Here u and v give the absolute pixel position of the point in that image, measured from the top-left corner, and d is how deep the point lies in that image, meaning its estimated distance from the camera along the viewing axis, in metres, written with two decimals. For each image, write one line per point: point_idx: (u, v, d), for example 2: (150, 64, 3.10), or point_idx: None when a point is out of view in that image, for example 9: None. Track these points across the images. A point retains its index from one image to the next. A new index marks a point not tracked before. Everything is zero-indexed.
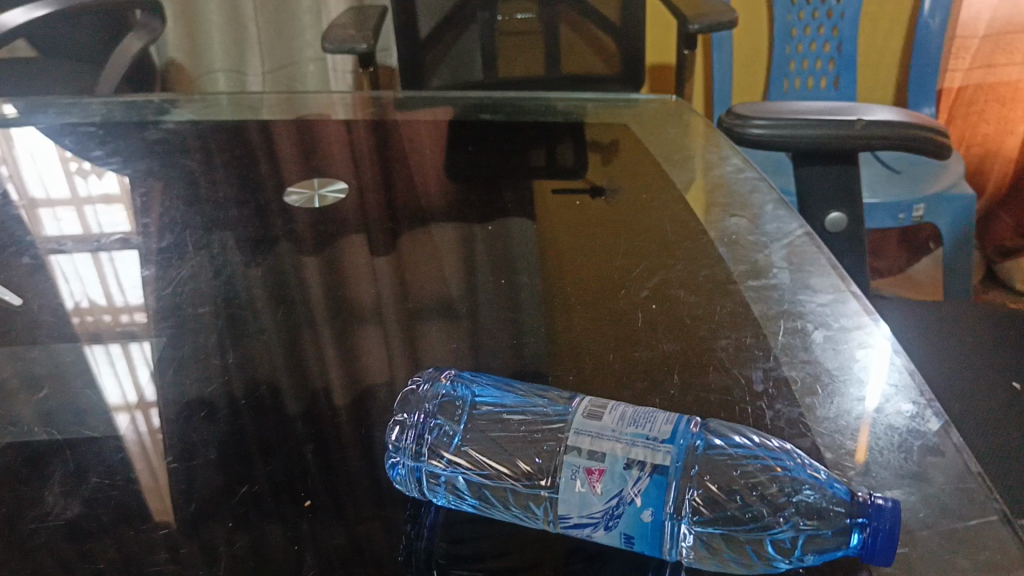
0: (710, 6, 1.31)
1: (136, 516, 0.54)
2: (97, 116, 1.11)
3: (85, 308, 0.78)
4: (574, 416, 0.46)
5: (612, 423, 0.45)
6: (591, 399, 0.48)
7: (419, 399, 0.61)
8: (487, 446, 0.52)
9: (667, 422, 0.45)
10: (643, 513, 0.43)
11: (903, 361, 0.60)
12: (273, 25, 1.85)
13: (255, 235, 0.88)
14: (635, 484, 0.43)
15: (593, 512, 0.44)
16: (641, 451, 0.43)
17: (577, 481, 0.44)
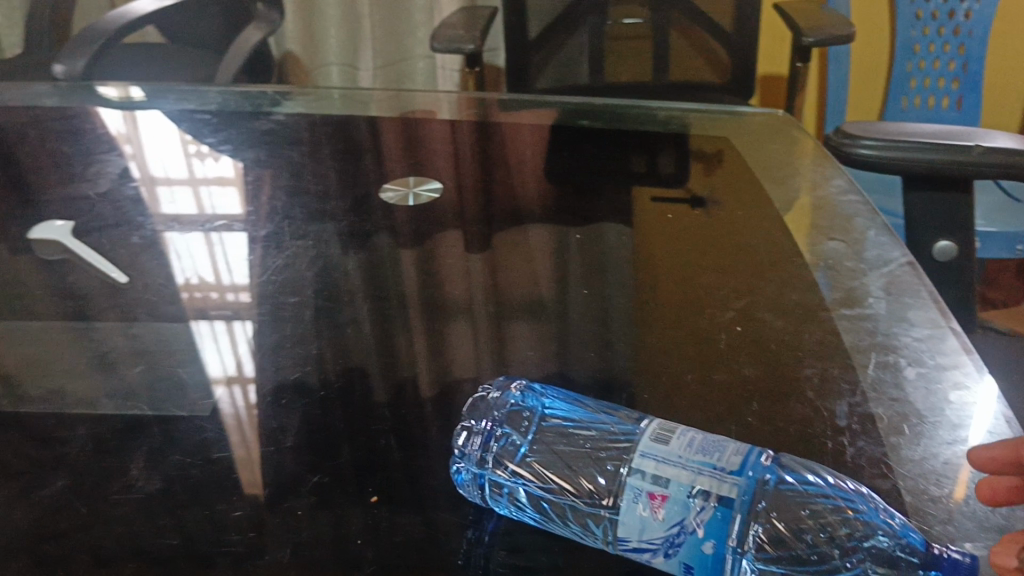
0: (826, 20, 1.27)
1: (227, 494, 0.58)
2: (213, 104, 1.16)
3: (194, 284, 0.82)
4: (641, 437, 0.47)
5: (679, 450, 0.46)
6: (660, 423, 0.49)
7: (485, 407, 0.64)
8: (551, 460, 0.55)
9: (735, 453, 0.46)
10: (705, 544, 0.44)
11: (1002, 407, 0.58)
12: (388, 21, 1.90)
13: (354, 229, 0.90)
14: (698, 513, 0.44)
15: (653, 538, 0.45)
16: (707, 481, 0.44)
17: (639, 504, 0.45)
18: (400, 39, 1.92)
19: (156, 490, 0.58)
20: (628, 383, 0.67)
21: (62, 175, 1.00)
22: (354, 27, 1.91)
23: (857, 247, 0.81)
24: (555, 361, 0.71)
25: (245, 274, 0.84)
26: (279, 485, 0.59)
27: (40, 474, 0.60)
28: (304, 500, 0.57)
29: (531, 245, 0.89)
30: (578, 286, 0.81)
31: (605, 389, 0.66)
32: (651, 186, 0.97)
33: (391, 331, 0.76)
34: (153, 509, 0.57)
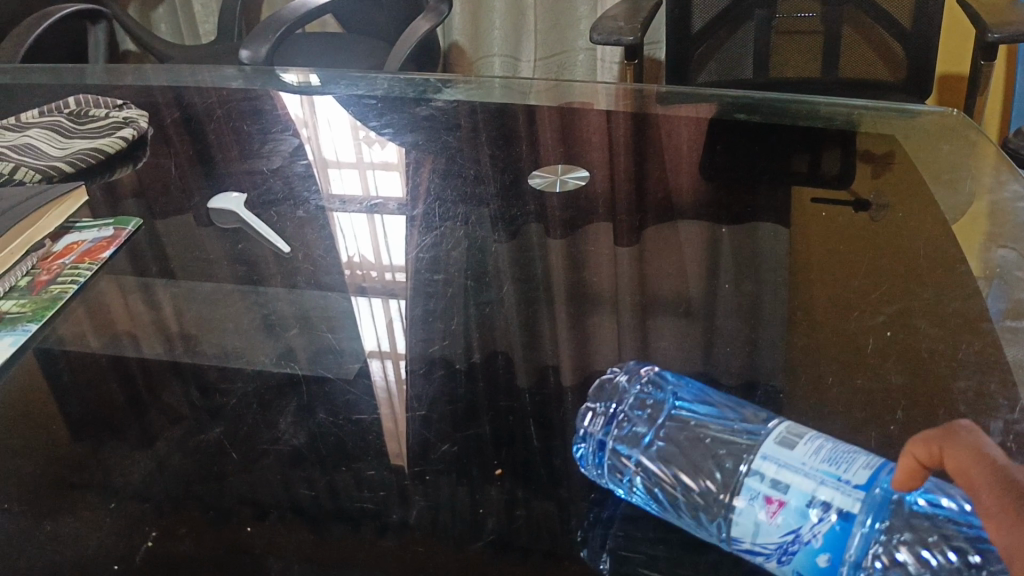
0: (1018, 16, 1.19)
1: (368, 454, 0.62)
2: (380, 90, 1.22)
3: (356, 262, 0.87)
4: (767, 441, 0.47)
5: (805, 457, 0.45)
6: (789, 426, 0.49)
7: (614, 392, 0.67)
8: (675, 452, 0.56)
9: (864, 467, 0.45)
10: (819, 556, 0.43)
11: None
12: (553, 15, 1.92)
13: (503, 212, 0.93)
14: (815, 525, 0.43)
15: (767, 543, 0.45)
16: (829, 492, 0.44)
17: (756, 507, 0.45)
18: (564, 32, 1.94)
19: (306, 446, 0.63)
20: (763, 383, 0.66)
21: (243, 151, 1.08)
22: (518, 18, 1.94)
23: None
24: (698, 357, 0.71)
25: (403, 254, 0.88)
26: (425, 452, 0.62)
27: (209, 420, 0.67)
28: (446, 473, 0.61)
29: (684, 240, 0.88)
30: (726, 285, 0.80)
31: (751, 385, 0.66)
32: (810, 186, 0.94)
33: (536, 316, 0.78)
34: (299, 464, 0.62)
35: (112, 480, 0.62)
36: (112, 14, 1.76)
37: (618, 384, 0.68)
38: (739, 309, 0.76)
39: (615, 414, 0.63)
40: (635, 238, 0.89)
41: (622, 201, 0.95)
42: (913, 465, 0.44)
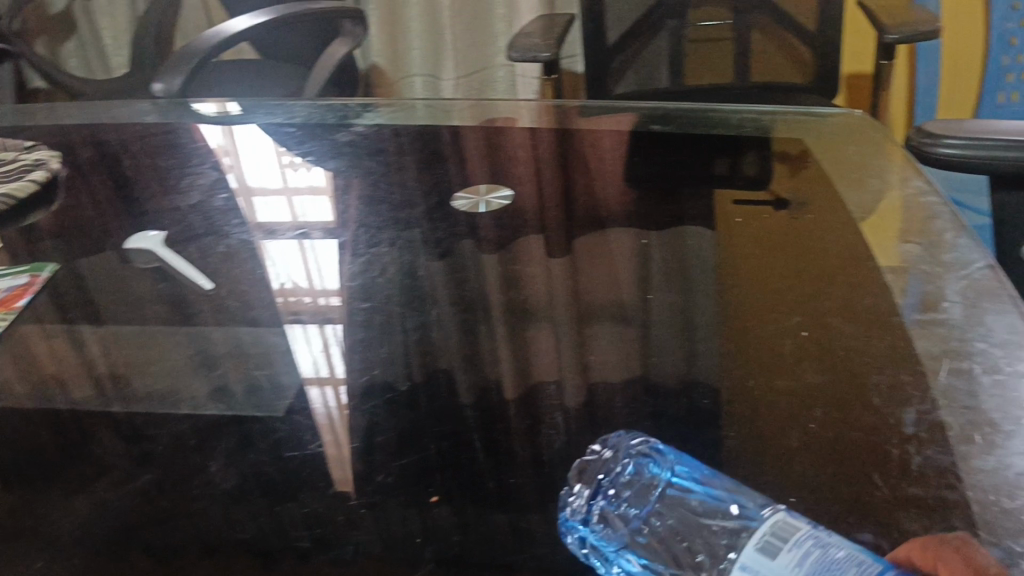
0: (913, 16, 1.24)
1: (303, 489, 0.62)
2: (299, 116, 1.21)
3: (289, 289, 0.86)
4: (749, 543, 0.41)
5: (790, 567, 0.39)
6: (784, 518, 0.42)
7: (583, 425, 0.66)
8: (667, 551, 0.53)
9: None
10: None
11: None
12: (471, 32, 1.93)
13: (431, 235, 0.93)
14: None
15: None
16: None
17: None
18: (482, 49, 1.95)
19: (246, 486, 0.63)
20: (692, 392, 0.69)
21: (164, 187, 1.06)
22: (437, 36, 1.95)
23: (936, 249, 0.78)
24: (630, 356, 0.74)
25: (335, 278, 0.87)
26: (373, 480, 0.63)
27: (138, 467, 0.65)
28: (394, 501, 0.61)
29: (616, 246, 0.89)
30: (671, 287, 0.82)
31: (688, 394, 0.68)
32: (732, 188, 0.96)
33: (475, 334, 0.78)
34: (236, 505, 0.61)
35: (39, 536, 0.60)
36: (19, 52, 1.71)
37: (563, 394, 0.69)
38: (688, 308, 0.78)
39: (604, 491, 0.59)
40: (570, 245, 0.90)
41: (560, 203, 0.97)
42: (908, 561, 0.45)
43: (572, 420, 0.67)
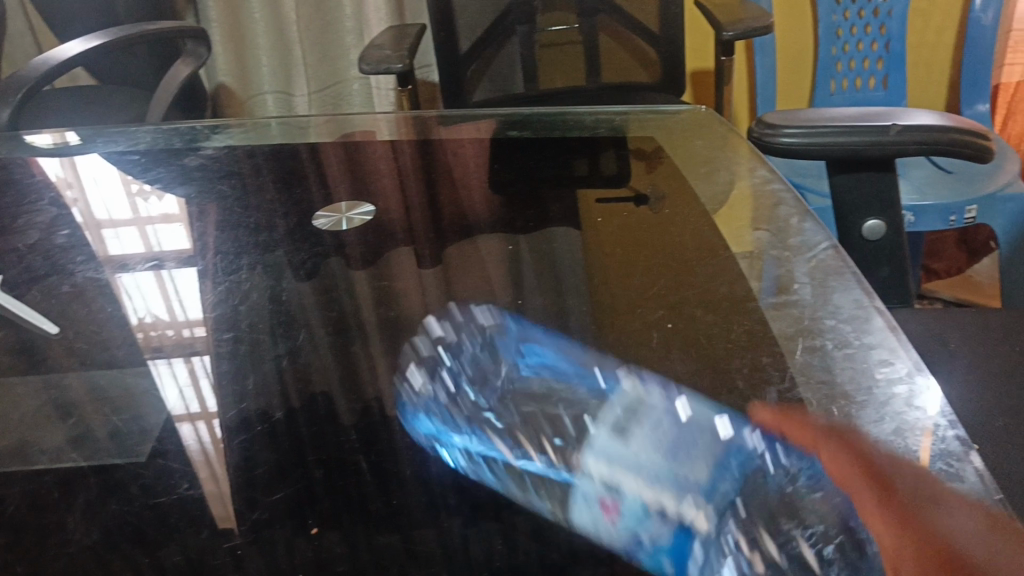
0: (747, 12, 1.30)
1: (174, 536, 0.58)
2: (143, 143, 1.15)
3: (148, 323, 0.82)
4: None
5: None
6: None
7: (499, 382, 0.70)
8: (507, 402, 0.67)
9: None
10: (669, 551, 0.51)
11: (928, 389, 0.57)
12: (320, 46, 1.90)
13: (296, 257, 0.90)
14: None
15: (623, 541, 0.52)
16: None
17: None
18: (333, 63, 1.92)
19: (113, 538, 0.58)
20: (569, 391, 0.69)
21: None
22: (285, 52, 1.90)
23: (784, 236, 0.80)
24: (526, 335, 0.76)
25: (198, 307, 0.84)
26: (253, 516, 0.60)
27: None
28: (273, 536, 0.58)
29: (481, 245, 0.91)
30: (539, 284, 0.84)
31: (563, 386, 0.69)
32: (593, 189, 0.98)
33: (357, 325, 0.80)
34: (105, 560, 0.57)
35: None
36: None
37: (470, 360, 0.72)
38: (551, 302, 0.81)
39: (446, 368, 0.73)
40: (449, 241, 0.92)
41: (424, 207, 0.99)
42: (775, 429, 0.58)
43: (487, 378, 0.70)
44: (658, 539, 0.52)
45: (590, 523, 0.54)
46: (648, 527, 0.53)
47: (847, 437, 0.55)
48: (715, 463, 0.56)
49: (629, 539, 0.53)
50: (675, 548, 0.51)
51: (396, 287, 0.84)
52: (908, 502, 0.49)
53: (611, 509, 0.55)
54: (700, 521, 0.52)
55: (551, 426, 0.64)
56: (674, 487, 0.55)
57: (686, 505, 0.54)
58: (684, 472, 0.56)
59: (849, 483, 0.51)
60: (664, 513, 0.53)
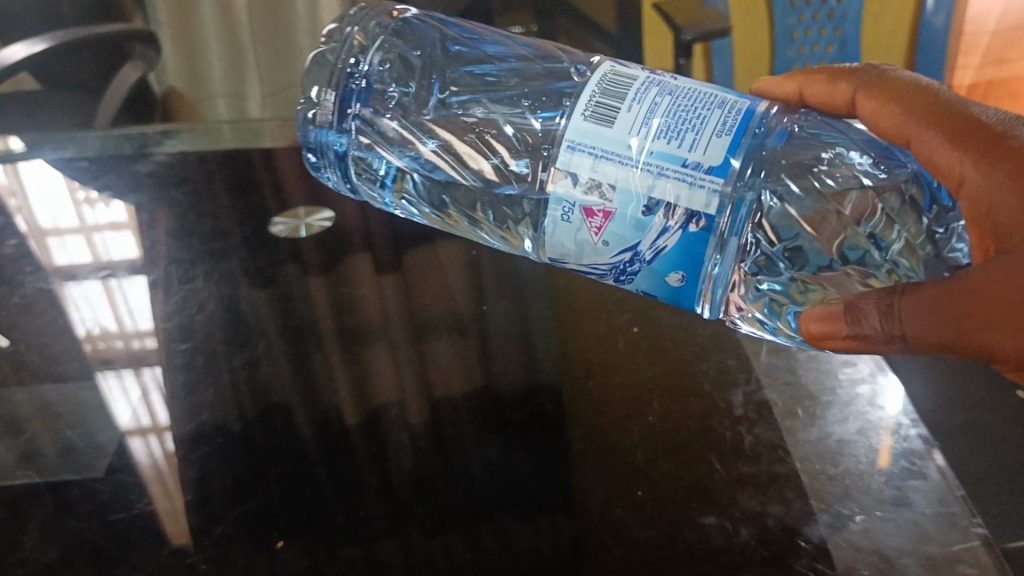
0: (707, 16, 1.31)
1: (136, 554, 0.57)
2: (92, 149, 1.10)
3: (96, 335, 0.80)
4: (595, 129, 0.52)
5: (635, 148, 0.51)
6: (618, 81, 0.54)
7: (489, 193, 0.65)
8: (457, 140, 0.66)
9: (716, 134, 0.50)
10: (673, 276, 0.53)
11: (885, 400, 0.66)
12: (273, 51, 1.85)
13: (254, 264, 0.88)
14: (661, 234, 0.51)
15: (601, 265, 0.55)
16: (674, 187, 0.50)
17: (585, 228, 0.53)
18: (287, 68, 1.87)
19: (68, 559, 0.57)
20: (536, 395, 0.69)
21: None
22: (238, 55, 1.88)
23: None
24: (511, 131, 0.65)
25: (148, 316, 0.82)
26: (216, 531, 0.59)
27: None
28: (238, 551, 0.57)
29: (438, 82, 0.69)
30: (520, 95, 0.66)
31: (530, 401, 0.68)
32: None
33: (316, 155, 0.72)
34: None
35: None
36: None
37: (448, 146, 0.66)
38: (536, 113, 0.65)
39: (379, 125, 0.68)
40: (405, 61, 0.70)
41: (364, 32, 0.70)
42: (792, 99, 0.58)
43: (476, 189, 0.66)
44: (669, 272, 0.53)
45: (585, 133, 0.52)
46: (650, 143, 0.50)
47: (885, 80, 0.53)
48: (730, 104, 0.51)
49: (626, 145, 0.51)
50: (699, 250, 0.51)
51: (347, 87, 0.67)
52: (985, 132, 0.46)
53: (601, 222, 0.52)
54: (710, 165, 0.49)
55: (522, 443, 0.64)
56: (682, 116, 0.51)
57: (697, 139, 0.50)
58: (701, 96, 0.52)
59: (912, 129, 0.49)
60: (670, 132, 0.50)
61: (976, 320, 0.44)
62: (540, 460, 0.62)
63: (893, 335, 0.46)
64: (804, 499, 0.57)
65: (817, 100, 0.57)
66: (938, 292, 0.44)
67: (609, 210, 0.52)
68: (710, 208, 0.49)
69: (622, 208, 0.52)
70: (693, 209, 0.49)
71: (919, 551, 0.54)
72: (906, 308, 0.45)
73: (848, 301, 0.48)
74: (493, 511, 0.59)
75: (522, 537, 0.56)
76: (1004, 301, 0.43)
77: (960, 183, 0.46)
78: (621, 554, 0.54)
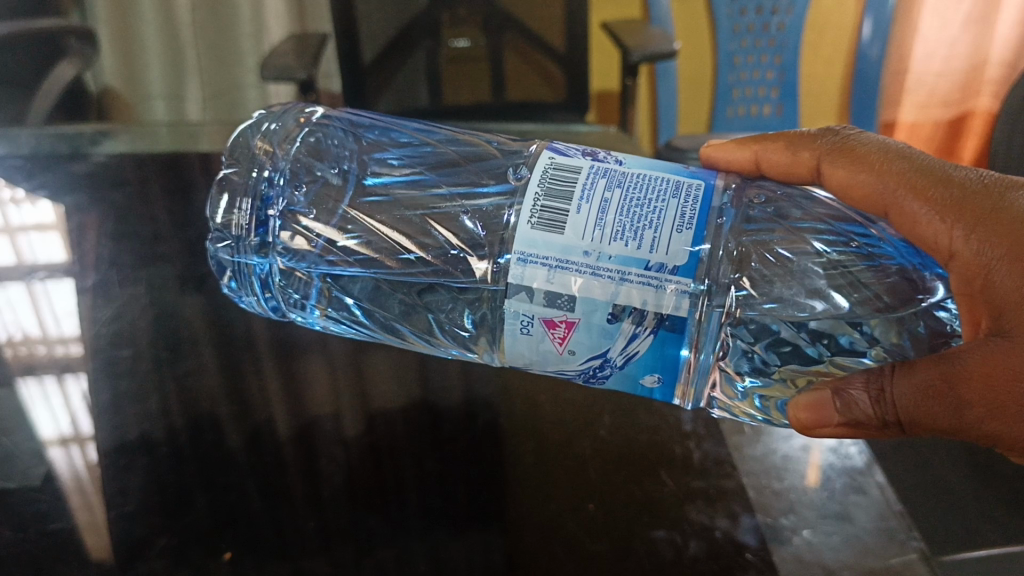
0: (654, 39, 1.34)
1: (72, 566, 0.56)
2: (26, 147, 1.06)
3: (18, 340, 0.77)
4: (542, 239, 0.48)
5: (592, 254, 0.47)
6: (556, 186, 0.50)
7: (413, 293, 0.61)
8: (387, 216, 0.62)
9: (676, 231, 0.47)
10: (648, 378, 0.50)
11: None
12: (214, 48, 1.83)
13: (192, 270, 0.85)
14: (629, 341, 0.48)
15: (569, 370, 0.52)
16: (639, 293, 0.47)
17: (546, 339, 0.50)
18: (228, 67, 1.85)
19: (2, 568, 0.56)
20: (489, 405, 0.69)
21: None
22: (177, 55, 1.84)
23: None
24: (436, 229, 0.60)
25: (72, 322, 0.78)
26: (161, 542, 0.58)
27: None
28: (185, 561, 0.56)
29: (355, 181, 0.66)
30: (437, 185, 0.64)
31: (476, 417, 0.68)
32: None
33: (234, 279, 0.66)
34: None
35: None
36: None
37: (367, 250, 0.61)
38: (468, 216, 0.61)
39: (275, 217, 0.64)
40: (317, 175, 0.67)
41: (270, 140, 0.67)
42: (748, 166, 0.57)
43: (397, 287, 0.61)
44: (644, 374, 0.50)
45: (535, 243, 0.48)
46: (609, 246, 0.47)
47: (852, 148, 0.51)
48: (683, 191, 0.49)
49: (582, 249, 0.47)
50: (671, 348, 0.48)
51: (264, 210, 0.64)
52: (974, 204, 0.45)
53: (564, 332, 0.49)
54: (675, 264, 0.46)
55: (459, 452, 0.65)
56: (636, 212, 0.48)
57: (656, 239, 0.47)
58: (653, 185, 0.49)
59: (893, 200, 0.48)
60: (626, 232, 0.47)
61: (979, 409, 0.42)
62: (476, 472, 0.63)
63: (889, 420, 0.45)
64: (751, 513, 0.59)
65: (776, 171, 0.55)
66: (931, 378, 0.43)
67: (572, 320, 0.48)
68: (681, 311, 0.47)
69: (586, 317, 0.48)
70: (663, 312, 0.47)
71: (860, 564, 0.56)
72: (897, 394, 0.44)
73: (836, 388, 0.47)
74: (429, 523, 0.59)
75: (458, 554, 0.57)
76: (1004, 388, 0.42)
77: (949, 256, 0.45)
78: (572, 567, 0.55)
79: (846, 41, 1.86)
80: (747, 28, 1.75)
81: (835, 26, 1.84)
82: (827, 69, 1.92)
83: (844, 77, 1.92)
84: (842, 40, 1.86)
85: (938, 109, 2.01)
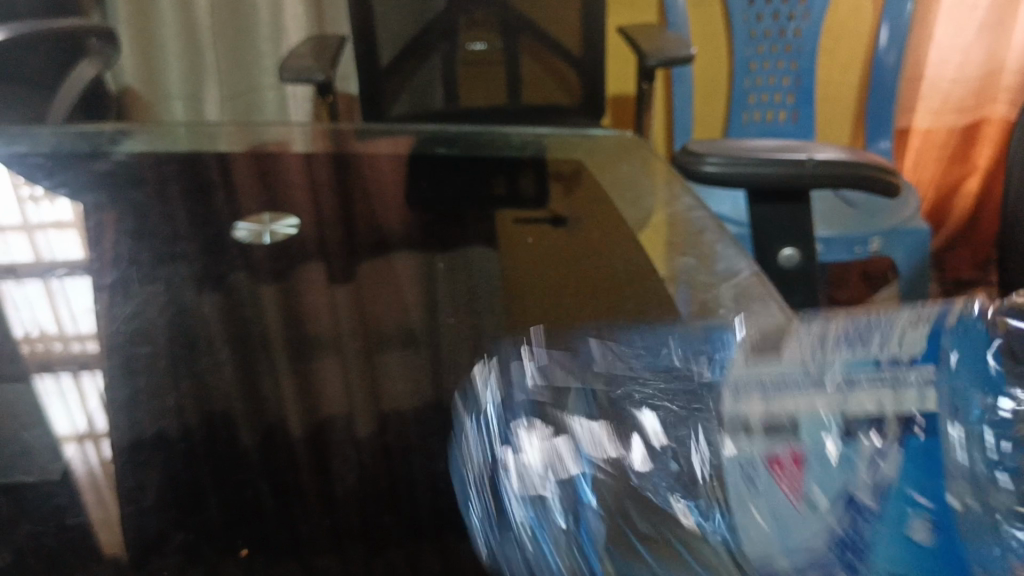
0: (669, 44, 1.34)
1: (87, 560, 0.54)
2: (46, 146, 1.08)
3: (36, 336, 0.78)
4: (759, 378, 0.53)
5: (819, 373, 0.51)
6: (765, 346, 0.57)
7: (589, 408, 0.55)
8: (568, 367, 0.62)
9: (907, 337, 0.52)
10: (915, 505, 0.41)
11: None
12: (234, 52, 1.86)
13: (208, 271, 0.87)
14: (875, 454, 0.44)
15: (794, 513, 0.43)
16: (887, 392, 0.48)
17: (767, 478, 0.45)
18: (246, 71, 1.88)
19: (22, 558, 0.54)
20: None
21: None
22: (195, 56, 1.85)
23: (705, 258, 0.78)
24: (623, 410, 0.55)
25: (87, 319, 0.79)
26: (175, 539, 0.56)
27: None
28: (201, 553, 0.55)
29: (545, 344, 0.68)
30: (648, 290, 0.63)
31: None
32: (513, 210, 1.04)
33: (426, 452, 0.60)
34: None
35: None
36: None
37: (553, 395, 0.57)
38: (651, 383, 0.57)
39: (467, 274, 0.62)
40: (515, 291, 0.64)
41: None
42: None
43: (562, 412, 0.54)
44: (910, 499, 0.41)
45: (752, 386, 0.52)
46: (836, 360, 0.52)
47: None
48: (914, 317, 0.54)
49: (805, 372, 0.52)
50: (927, 459, 0.43)
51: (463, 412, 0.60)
52: None
53: (791, 466, 0.45)
54: (913, 355, 0.50)
55: None
56: (859, 335, 0.54)
57: (890, 348, 0.51)
58: (875, 323, 0.55)
59: None
60: (853, 347, 0.53)
61: None
62: None
63: None
64: None
65: None
66: None
67: (799, 455, 0.46)
68: (929, 400, 0.47)
69: (816, 452, 0.46)
70: (912, 410, 0.46)
71: None
72: None
73: None
74: (439, 523, 0.57)
75: (465, 551, 0.55)
76: None
77: None
78: None
79: (862, 47, 1.86)
80: (764, 34, 1.76)
81: (849, 34, 1.85)
82: (842, 77, 1.92)
83: (859, 87, 1.92)
84: (859, 46, 1.87)
85: (958, 117, 1.99)
